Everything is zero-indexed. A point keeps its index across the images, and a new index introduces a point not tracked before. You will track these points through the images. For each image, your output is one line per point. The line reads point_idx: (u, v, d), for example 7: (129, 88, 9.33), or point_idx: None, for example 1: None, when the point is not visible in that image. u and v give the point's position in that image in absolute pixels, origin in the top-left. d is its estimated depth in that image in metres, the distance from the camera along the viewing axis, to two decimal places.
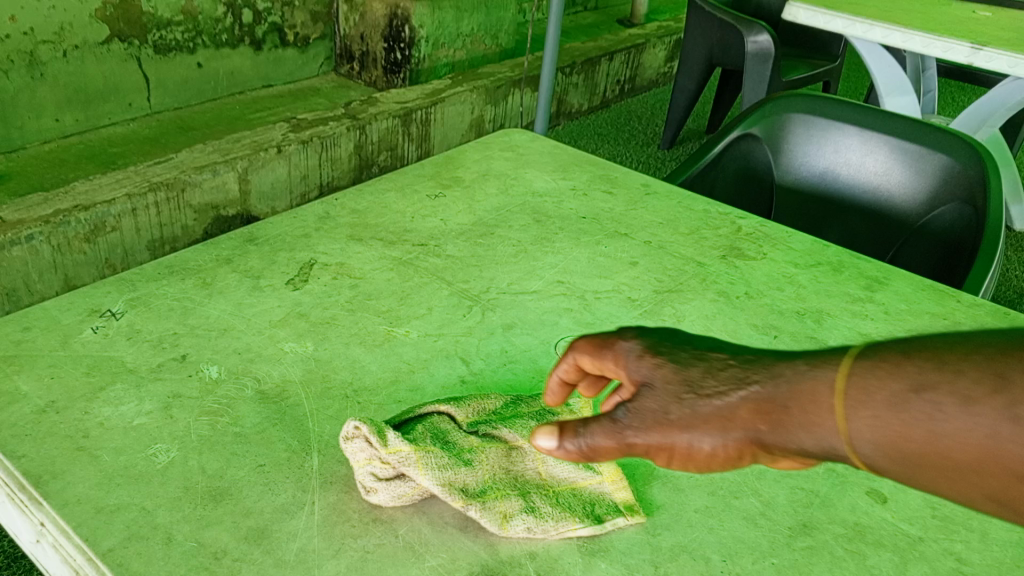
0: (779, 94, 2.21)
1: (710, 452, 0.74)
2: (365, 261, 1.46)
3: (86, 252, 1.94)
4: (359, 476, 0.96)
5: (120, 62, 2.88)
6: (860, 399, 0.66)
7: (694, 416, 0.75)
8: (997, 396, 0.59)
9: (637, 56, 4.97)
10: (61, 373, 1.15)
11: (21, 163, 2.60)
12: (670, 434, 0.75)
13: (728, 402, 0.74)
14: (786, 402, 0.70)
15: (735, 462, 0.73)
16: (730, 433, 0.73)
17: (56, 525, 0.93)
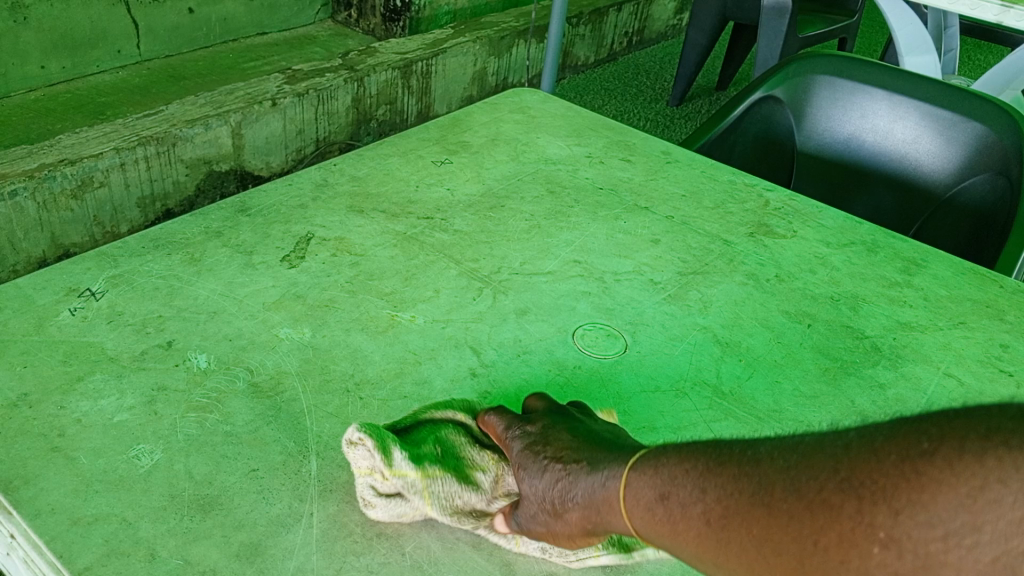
0: (802, 54, 2.07)
1: (562, 539, 0.83)
2: (366, 236, 1.35)
3: (74, 210, 1.74)
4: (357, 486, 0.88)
5: (107, 7, 2.70)
6: (634, 503, 0.73)
7: (547, 516, 0.83)
8: (699, 505, 0.67)
9: (645, 8, 4.79)
10: (35, 362, 1.05)
11: (4, 112, 2.46)
12: (532, 526, 0.85)
13: (562, 506, 0.81)
14: (596, 506, 0.78)
15: (586, 544, 0.83)
16: (570, 530, 0.81)
17: (27, 538, 0.84)
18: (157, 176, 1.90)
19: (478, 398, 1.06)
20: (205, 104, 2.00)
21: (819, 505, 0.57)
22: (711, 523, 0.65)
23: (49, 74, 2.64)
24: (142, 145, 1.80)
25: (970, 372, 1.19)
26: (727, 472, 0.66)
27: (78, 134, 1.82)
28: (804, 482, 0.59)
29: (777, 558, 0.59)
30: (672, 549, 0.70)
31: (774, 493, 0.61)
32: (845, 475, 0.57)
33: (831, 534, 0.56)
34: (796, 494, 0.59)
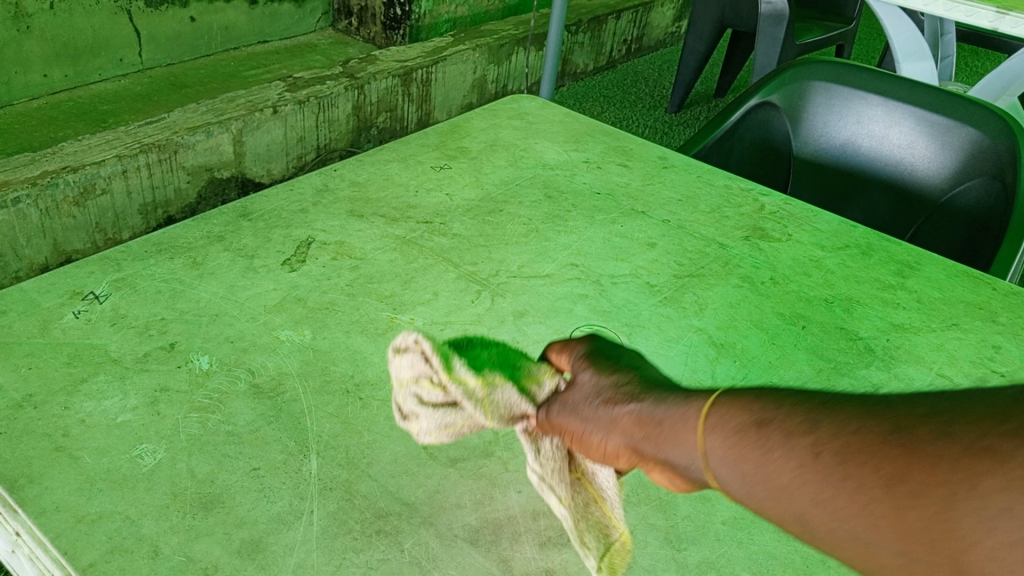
0: (798, 61, 2.10)
1: (591, 447, 0.81)
2: (366, 240, 1.37)
3: (75, 217, 1.75)
4: (407, 407, 1.00)
5: (110, 16, 2.73)
6: (714, 421, 0.67)
7: (588, 419, 0.81)
8: (806, 435, 0.59)
9: (644, 16, 4.83)
10: (39, 364, 1.06)
11: (7, 121, 2.49)
12: (572, 416, 0.83)
13: (618, 410, 0.78)
14: (660, 418, 0.73)
15: (613, 460, 0.78)
16: (606, 437, 0.78)
17: (32, 536, 0.86)
18: (158, 182, 1.92)
19: None
20: (207, 111, 2.02)
21: (978, 450, 0.49)
22: (820, 458, 0.57)
23: (52, 82, 2.67)
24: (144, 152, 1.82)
25: (962, 373, 1.21)
26: (847, 412, 0.59)
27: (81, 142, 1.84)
28: (959, 428, 0.51)
29: (911, 501, 0.51)
30: (728, 477, 0.65)
31: (917, 437, 0.53)
32: (1015, 424, 0.49)
33: (992, 479, 0.48)
34: (948, 438, 0.51)
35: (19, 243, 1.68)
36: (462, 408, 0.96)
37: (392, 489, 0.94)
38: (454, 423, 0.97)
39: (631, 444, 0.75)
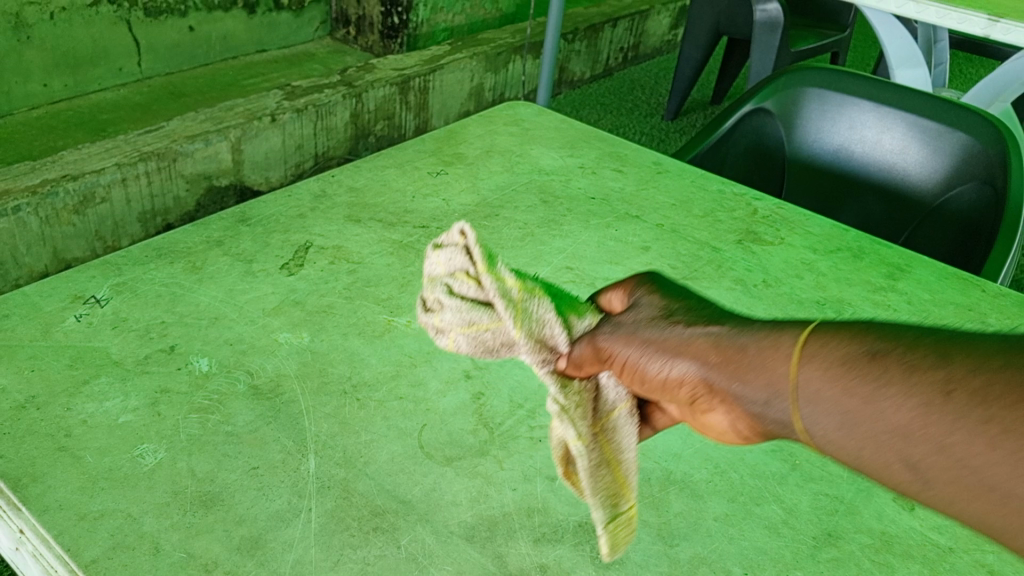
0: (791, 68, 2.12)
1: (649, 374, 0.76)
2: (364, 244, 1.39)
3: (75, 224, 1.78)
4: (437, 300, 0.96)
5: (109, 25, 2.76)
6: (815, 353, 0.64)
7: (653, 344, 0.76)
8: (931, 371, 0.58)
9: (640, 24, 4.87)
10: (42, 366, 1.08)
11: (8, 130, 2.52)
12: (624, 335, 0.79)
13: (692, 335, 0.74)
14: (743, 345, 0.70)
15: (676, 387, 0.74)
16: (674, 362, 0.74)
17: (35, 533, 0.87)
18: (157, 190, 1.95)
19: (472, 399, 1.09)
20: (206, 119, 2.05)
21: None
22: (951, 398, 0.56)
23: (53, 91, 2.70)
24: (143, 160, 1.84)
25: None
26: (975, 351, 0.58)
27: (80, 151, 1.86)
28: None
29: None
30: (830, 410, 0.63)
31: None
32: None
33: None
34: None
35: (19, 251, 1.69)
36: (494, 312, 0.92)
37: (388, 487, 0.96)
38: (480, 330, 0.92)
39: (704, 369, 0.72)
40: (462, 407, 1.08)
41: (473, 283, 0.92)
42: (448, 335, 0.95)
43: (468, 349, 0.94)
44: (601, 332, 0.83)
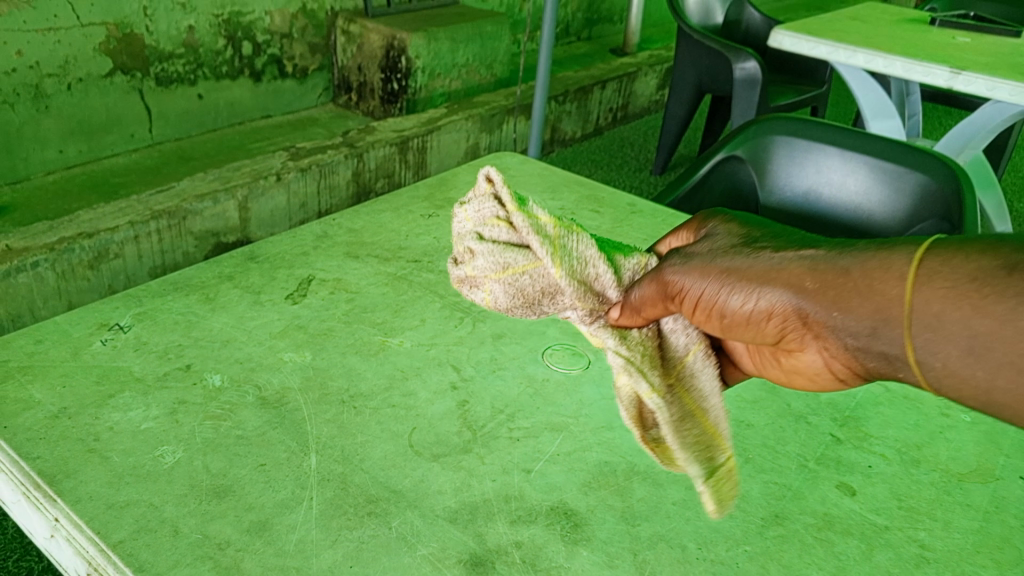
0: (759, 119, 2.28)
1: (744, 314, 0.92)
2: (361, 277, 1.53)
3: (88, 275, 2.48)
4: (469, 245, 1.05)
5: (123, 94, 3.41)
6: (931, 280, 0.78)
7: (744, 282, 0.92)
8: None
9: (627, 85, 5.13)
10: (72, 383, 1.21)
11: (26, 194, 3.03)
12: (708, 269, 0.95)
13: (787, 267, 0.89)
14: (845, 275, 0.85)
15: (772, 315, 0.90)
16: (770, 299, 0.90)
17: (69, 520, 0.98)
18: (168, 245, 2.67)
19: (458, 406, 1.21)
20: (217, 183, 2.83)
21: None
22: None
23: (67, 157, 3.31)
24: (151, 220, 2.56)
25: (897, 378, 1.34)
26: None
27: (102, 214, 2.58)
28: None
29: None
30: (952, 332, 0.76)
31: None
32: None
33: None
34: None
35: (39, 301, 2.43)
36: (529, 254, 1.03)
37: (381, 479, 1.07)
38: (516, 275, 1.03)
39: (805, 301, 0.87)
40: (449, 413, 1.20)
41: (508, 224, 1.03)
42: (482, 281, 1.05)
43: (501, 297, 1.05)
44: (664, 272, 0.99)
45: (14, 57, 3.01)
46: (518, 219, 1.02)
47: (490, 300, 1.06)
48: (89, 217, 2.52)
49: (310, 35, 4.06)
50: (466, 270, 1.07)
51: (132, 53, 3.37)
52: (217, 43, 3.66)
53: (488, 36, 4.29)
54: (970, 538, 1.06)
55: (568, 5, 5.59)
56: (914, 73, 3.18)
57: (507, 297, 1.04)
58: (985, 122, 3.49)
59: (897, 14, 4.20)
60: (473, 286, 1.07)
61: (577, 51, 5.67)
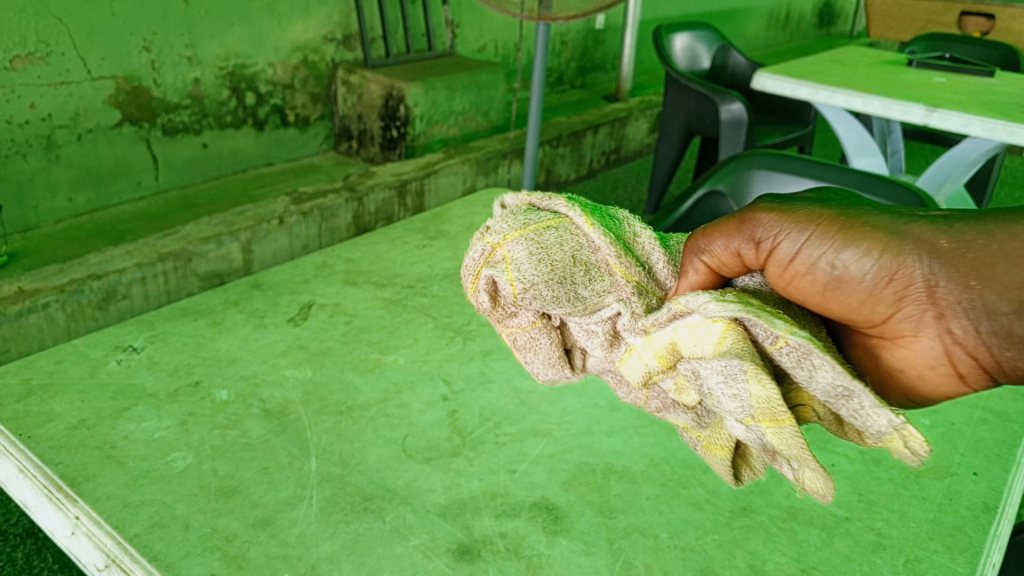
0: (739, 155, 2.39)
1: (856, 276, 0.78)
2: (358, 301, 1.63)
3: (95, 316, 2.59)
4: (481, 235, 0.97)
5: (130, 143, 3.55)
6: None
7: (866, 236, 0.78)
8: None
9: (619, 129, 5.29)
10: (90, 398, 1.30)
11: (36, 241, 3.15)
12: (819, 220, 0.80)
13: (913, 232, 0.78)
14: (988, 247, 0.75)
15: (888, 282, 0.77)
16: (901, 256, 0.77)
17: (88, 517, 1.07)
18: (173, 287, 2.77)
19: (448, 414, 1.30)
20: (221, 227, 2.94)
21: None
22: None
23: (76, 205, 3.44)
24: (157, 261, 2.66)
25: None
26: None
27: (111, 258, 2.68)
28: None
29: None
30: None
31: None
32: None
33: None
34: None
35: (46, 341, 2.53)
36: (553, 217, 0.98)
37: (376, 479, 1.16)
38: (538, 232, 0.95)
39: (937, 263, 0.76)
40: (440, 421, 1.29)
41: (529, 202, 1.01)
42: (501, 254, 0.94)
43: (526, 261, 0.93)
44: (752, 220, 0.83)
45: (27, 109, 3.15)
46: (538, 197, 1.01)
47: (517, 275, 0.92)
48: (97, 260, 2.62)
49: (312, 85, 4.23)
50: (482, 256, 0.96)
51: (139, 104, 3.51)
52: (221, 94, 3.82)
53: (484, 85, 4.46)
54: (924, 527, 1.15)
55: (562, 54, 5.79)
56: (892, 111, 3.29)
57: (535, 256, 0.93)
58: (962, 157, 3.58)
59: (877, 57, 4.37)
60: (494, 271, 0.94)
61: (570, 98, 5.87)
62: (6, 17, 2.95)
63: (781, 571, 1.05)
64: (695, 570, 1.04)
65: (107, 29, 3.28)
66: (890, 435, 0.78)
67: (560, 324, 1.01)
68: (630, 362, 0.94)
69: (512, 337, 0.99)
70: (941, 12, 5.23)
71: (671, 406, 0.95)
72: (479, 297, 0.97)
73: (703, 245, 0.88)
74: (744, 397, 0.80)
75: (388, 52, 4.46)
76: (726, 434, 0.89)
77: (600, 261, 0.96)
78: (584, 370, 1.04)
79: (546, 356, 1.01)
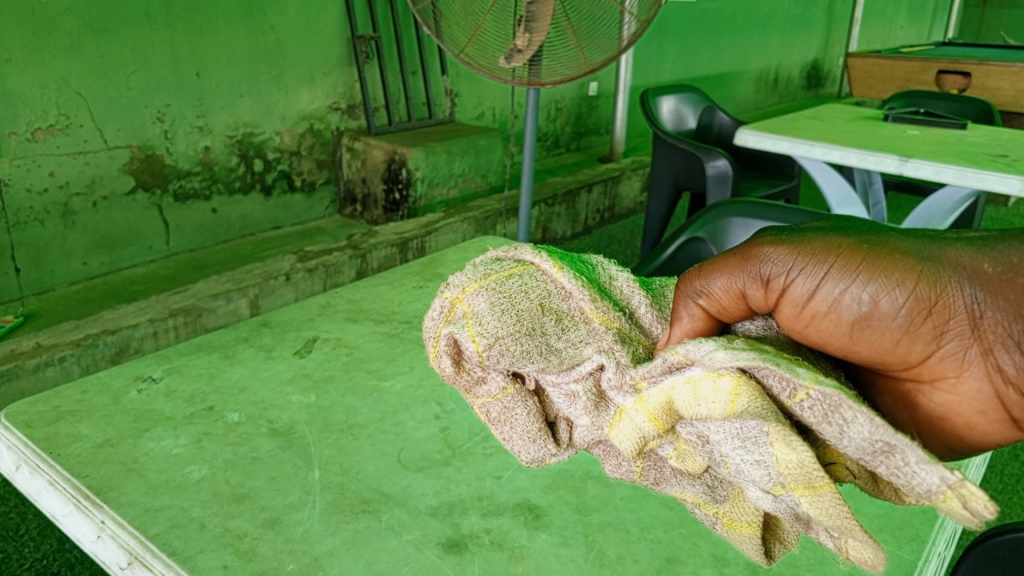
0: (717, 203, 2.55)
1: (888, 313, 0.64)
2: (359, 336, 1.77)
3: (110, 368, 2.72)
4: (441, 291, 0.94)
5: (143, 209, 3.73)
6: None
7: (895, 261, 0.64)
8: None
9: (613, 188, 5.50)
10: (114, 421, 1.43)
11: (50, 303, 3.30)
12: (834, 245, 0.66)
13: (950, 258, 0.64)
14: None
15: (926, 316, 0.63)
16: (939, 284, 0.63)
17: (113, 520, 1.18)
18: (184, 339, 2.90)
19: (440, 430, 1.43)
20: (230, 285, 3.12)
21: None
22: None
23: (89, 268, 3.60)
24: (168, 316, 2.81)
25: None
26: None
27: (124, 315, 2.84)
28: None
29: None
30: None
31: None
32: None
33: None
34: None
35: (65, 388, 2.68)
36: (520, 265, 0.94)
37: (374, 486, 1.27)
38: (498, 280, 0.91)
39: (984, 290, 0.62)
40: (432, 436, 1.41)
41: (499, 254, 0.96)
42: (461, 310, 0.90)
43: (487, 311, 0.88)
44: (759, 254, 0.69)
45: (47, 177, 3.34)
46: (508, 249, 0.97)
47: (479, 329, 0.87)
48: (111, 316, 2.77)
49: (317, 152, 4.45)
50: (443, 316, 0.92)
51: (152, 171, 3.71)
52: (229, 161, 4.02)
53: (482, 149, 4.68)
54: (874, 520, 1.25)
55: (557, 119, 6.04)
56: (868, 161, 3.44)
57: (496, 307, 0.88)
58: (940, 205, 3.72)
59: (855, 113, 4.57)
60: (454, 328, 0.89)
61: (567, 160, 6.10)
62: (28, 91, 3.17)
63: (740, 558, 1.15)
64: (662, 557, 1.14)
65: (123, 102, 3.50)
66: (944, 495, 0.61)
67: (536, 391, 0.92)
68: (622, 428, 0.82)
69: (484, 408, 0.91)
70: (917, 73, 5.45)
71: (673, 477, 0.85)
72: (442, 363, 0.91)
73: (697, 287, 0.75)
74: (772, 463, 0.69)
75: (390, 120, 4.69)
76: (752, 509, 0.80)
77: (573, 310, 0.91)
78: (571, 446, 0.93)
79: (524, 430, 0.91)
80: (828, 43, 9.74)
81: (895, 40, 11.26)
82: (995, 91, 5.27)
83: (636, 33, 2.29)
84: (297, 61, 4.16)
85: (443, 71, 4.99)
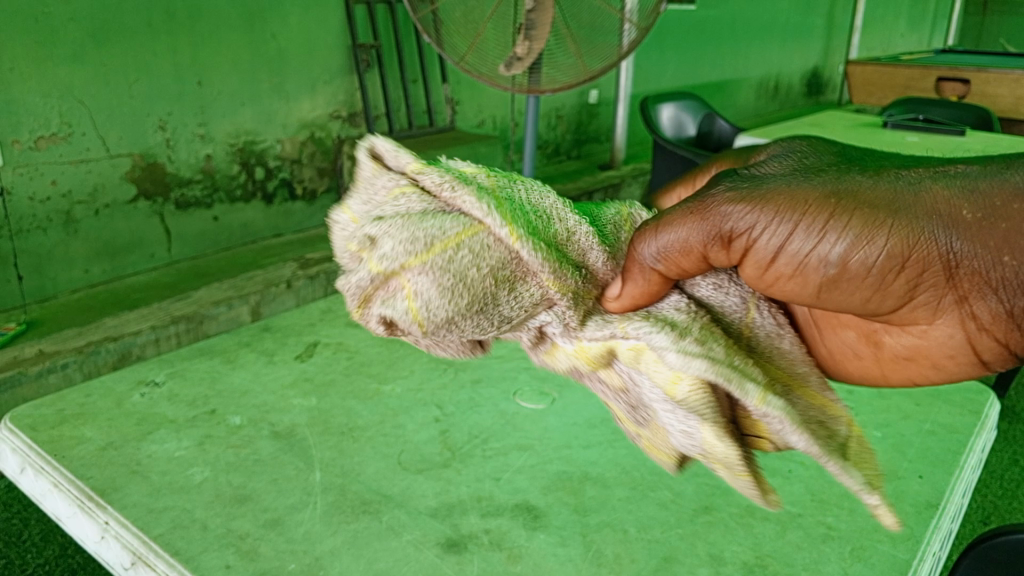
0: None
1: (859, 270, 0.65)
2: (360, 341, 1.80)
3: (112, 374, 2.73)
4: (367, 253, 0.66)
5: (144, 217, 3.75)
6: None
7: (864, 217, 0.64)
8: None
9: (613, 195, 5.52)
10: (117, 424, 1.45)
11: (52, 311, 3.31)
12: (802, 202, 0.66)
13: (922, 200, 0.64)
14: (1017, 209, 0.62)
15: (898, 269, 0.64)
16: (913, 235, 0.64)
17: (116, 521, 1.19)
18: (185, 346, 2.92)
19: (439, 433, 1.45)
20: (233, 292, 3.13)
21: None
22: None
23: (92, 275, 3.62)
24: (170, 323, 2.83)
25: None
26: None
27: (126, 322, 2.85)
28: None
29: None
30: None
31: None
32: None
33: None
34: None
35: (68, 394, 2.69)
36: (459, 219, 0.66)
37: (375, 487, 1.29)
38: (446, 252, 0.64)
39: (961, 236, 0.63)
40: (432, 438, 1.43)
41: (422, 190, 0.68)
42: (398, 285, 0.65)
43: (437, 297, 0.64)
44: (721, 209, 0.67)
45: (49, 185, 3.37)
46: (435, 178, 0.68)
47: (427, 318, 0.64)
48: (113, 323, 2.80)
49: (319, 160, 4.48)
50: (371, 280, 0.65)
51: (155, 179, 3.73)
52: (231, 169, 4.05)
53: (482, 156, 4.70)
54: (869, 520, 1.27)
55: (557, 127, 6.07)
56: None
57: (447, 289, 0.64)
58: None
59: (854, 120, 4.59)
60: (392, 309, 0.65)
61: (567, 168, 6.14)
62: (32, 100, 3.20)
63: (737, 558, 1.16)
64: (659, 557, 1.15)
65: (125, 110, 3.52)
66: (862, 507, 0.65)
67: None
68: (558, 357, 0.76)
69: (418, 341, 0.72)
70: (917, 80, 5.43)
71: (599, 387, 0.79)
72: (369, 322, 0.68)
73: (656, 250, 0.69)
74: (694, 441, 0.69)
75: (391, 128, 4.71)
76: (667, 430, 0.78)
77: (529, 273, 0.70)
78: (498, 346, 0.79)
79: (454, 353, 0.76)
80: (829, 51, 9.77)
81: (895, 48, 11.31)
82: (994, 98, 5.30)
83: (635, 40, 2.31)
84: (298, 70, 4.19)
85: (443, 79, 5.02)
